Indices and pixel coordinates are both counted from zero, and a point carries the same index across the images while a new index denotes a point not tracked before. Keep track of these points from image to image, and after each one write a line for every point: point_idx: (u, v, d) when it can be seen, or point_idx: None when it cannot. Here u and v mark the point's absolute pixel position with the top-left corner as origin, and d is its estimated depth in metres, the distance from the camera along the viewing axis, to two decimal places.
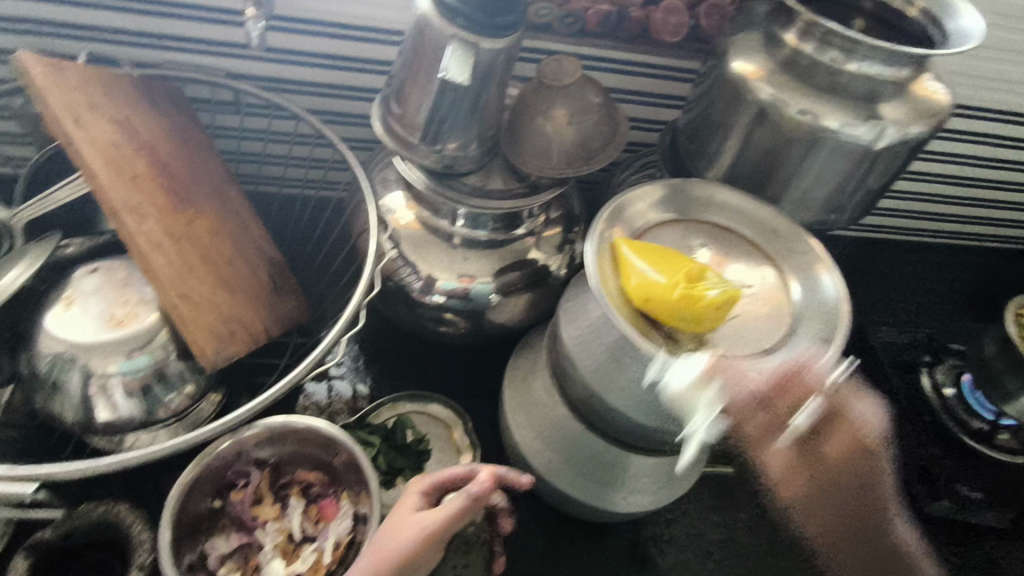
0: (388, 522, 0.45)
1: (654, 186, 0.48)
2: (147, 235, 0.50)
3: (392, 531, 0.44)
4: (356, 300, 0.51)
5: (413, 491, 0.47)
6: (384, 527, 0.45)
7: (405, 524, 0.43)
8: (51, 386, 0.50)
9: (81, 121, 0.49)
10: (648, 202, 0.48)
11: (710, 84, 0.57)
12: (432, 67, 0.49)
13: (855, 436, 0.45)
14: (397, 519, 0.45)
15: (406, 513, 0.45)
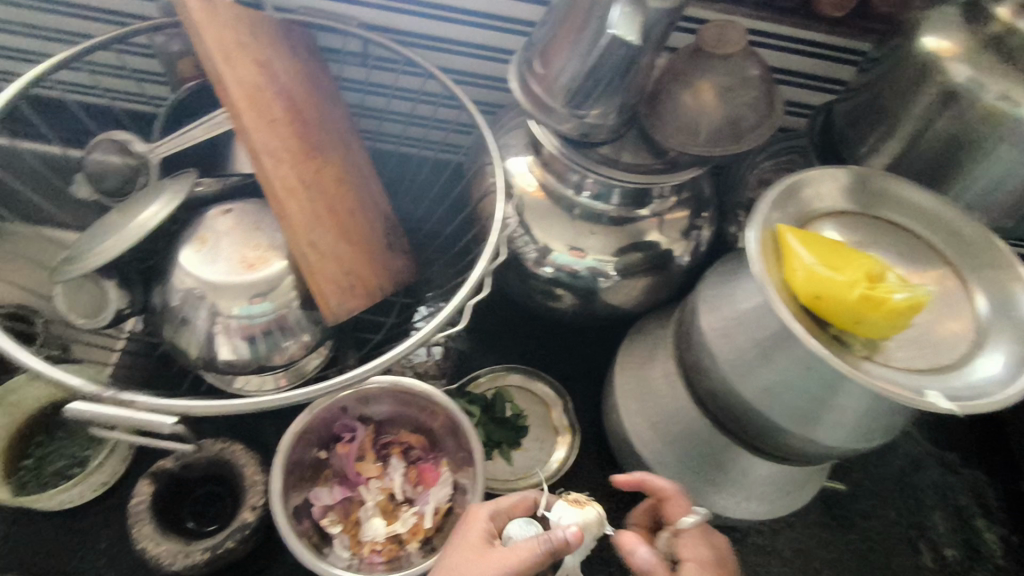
0: (450, 555, 0.42)
1: (823, 172, 0.43)
2: (283, 179, 0.50)
3: (466, 565, 0.41)
4: (482, 266, 0.49)
5: (474, 518, 0.45)
6: (448, 558, 0.42)
7: (484, 560, 0.41)
8: (179, 321, 0.51)
9: (230, 59, 0.49)
10: (815, 188, 0.43)
11: (886, 65, 0.51)
12: (592, 26, 0.47)
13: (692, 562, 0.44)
14: (467, 552, 0.42)
15: (476, 545, 0.42)
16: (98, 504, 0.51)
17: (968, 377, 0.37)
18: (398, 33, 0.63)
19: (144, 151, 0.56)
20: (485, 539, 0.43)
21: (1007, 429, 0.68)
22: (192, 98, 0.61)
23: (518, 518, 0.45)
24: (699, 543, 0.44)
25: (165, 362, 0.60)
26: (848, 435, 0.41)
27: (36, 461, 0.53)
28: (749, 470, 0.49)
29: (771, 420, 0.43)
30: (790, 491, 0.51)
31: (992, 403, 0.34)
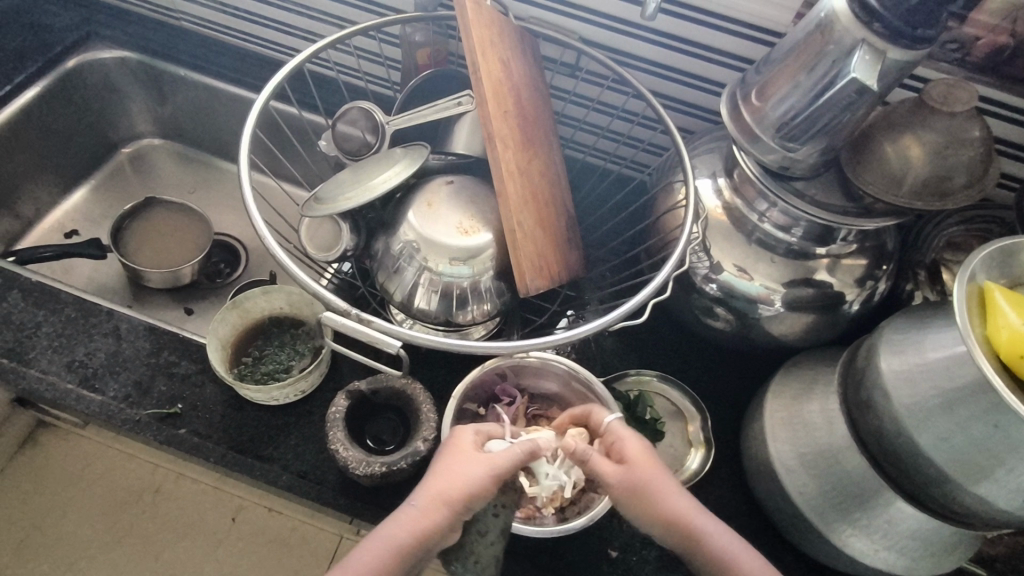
0: (441, 455, 0.47)
1: None
2: (507, 164, 0.57)
3: (456, 464, 0.46)
4: (668, 271, 0.53)
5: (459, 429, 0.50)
6: (439, 457, 0.47)
7: (467, 462, 0.46)
8: (392, 267, 0.60)
9: (484, 56, 0.57)
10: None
11: None
12: (823, 66, 0.50)
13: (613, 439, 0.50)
14: (457, 453, 0.47)
15: (463, 448, 0.47)
16: (295, 408, 0.61)
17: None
18: (616, 52, 0.69)
19: (383, 120, 0.66)
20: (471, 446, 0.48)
21: None
22: (424, 88, 0.71)
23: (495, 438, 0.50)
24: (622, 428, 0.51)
25: (354, 284, 0.68)
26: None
27: (254, 358, 0.63)
28: (897, 520, 0.49)
29: (941, 470, 0.43)
30: (934, 555, 0.50)
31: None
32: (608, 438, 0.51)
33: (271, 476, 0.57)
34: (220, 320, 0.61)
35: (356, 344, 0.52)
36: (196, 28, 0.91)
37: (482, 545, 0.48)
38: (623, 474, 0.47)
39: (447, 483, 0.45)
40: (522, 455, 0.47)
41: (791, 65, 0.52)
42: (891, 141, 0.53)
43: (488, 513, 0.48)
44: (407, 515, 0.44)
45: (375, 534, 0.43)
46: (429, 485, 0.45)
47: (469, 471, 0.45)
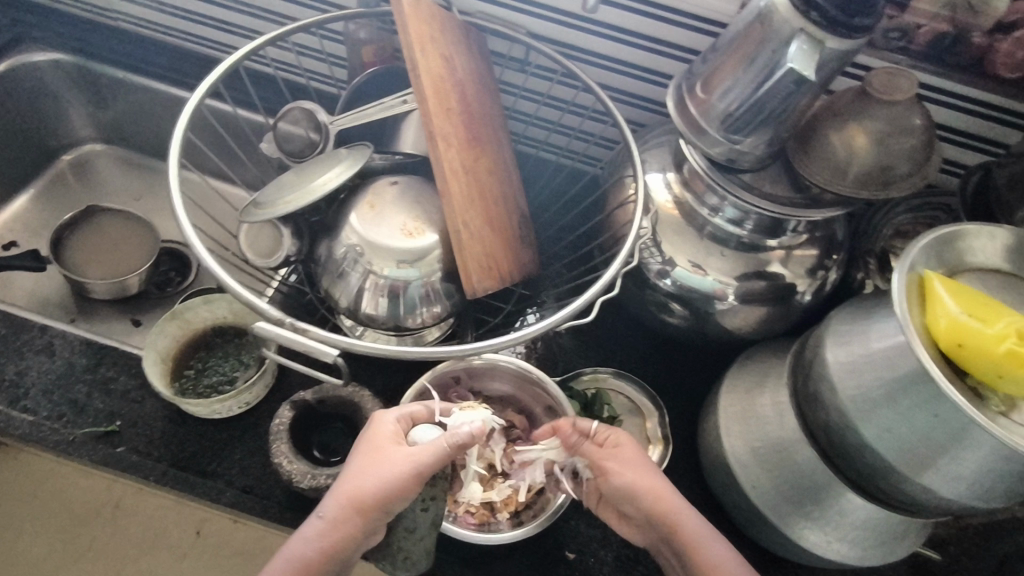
0: (359, 449, 0.46)
1: (982, 227, 0.43)
2: (450, 163, 0.56)
3: (373, 463, 0.45)
4: (616, 267, 0.52)
5: (378, 420, 0.48)
6: (356, 452, 0.46)
7: (384, 461, 0.45)
8: (335, 273, 0.58)
9: (425, 51, 0.56)
10: (974, 242, 0.43)
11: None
12: (763, 56, 0.49)
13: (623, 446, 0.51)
14: (376, 452, 0.45)
15: (381, 444, 0.46)
16: (239, 422, 0.58)
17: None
18: (563, 45, 0.68)
19: (327, 120, 0.64)
20: (388, 441, 0.46)
21: None
22: (368, 85, 0.69)
23: (421, 424, 0.49)
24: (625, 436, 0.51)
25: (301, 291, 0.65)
26: (965, 490, 0.41)
27: (197, 370, 0.61)
28: (847, 512, 0.49)
29: (885, 462, 0.43)
30: (885, 543, 0.50)
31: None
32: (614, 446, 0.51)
33: (214, 493, 0.55)
34: (157, 332, 0.58)
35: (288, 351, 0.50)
36: (135, 29, 0.87)
37: (411, 541, 0.48)
38: (637, 481, 0.49)
39: (360, 486, 0.44)
40: (444, 450, 0.45)
41: (734, 56, 0.52)
42: (836, 132, 0.53)
43: (416, 509, 0.47)
44: (323, 517, 0.44)
45: (295, 537, 0.44)
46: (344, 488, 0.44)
47: (385, 473, 0.44)
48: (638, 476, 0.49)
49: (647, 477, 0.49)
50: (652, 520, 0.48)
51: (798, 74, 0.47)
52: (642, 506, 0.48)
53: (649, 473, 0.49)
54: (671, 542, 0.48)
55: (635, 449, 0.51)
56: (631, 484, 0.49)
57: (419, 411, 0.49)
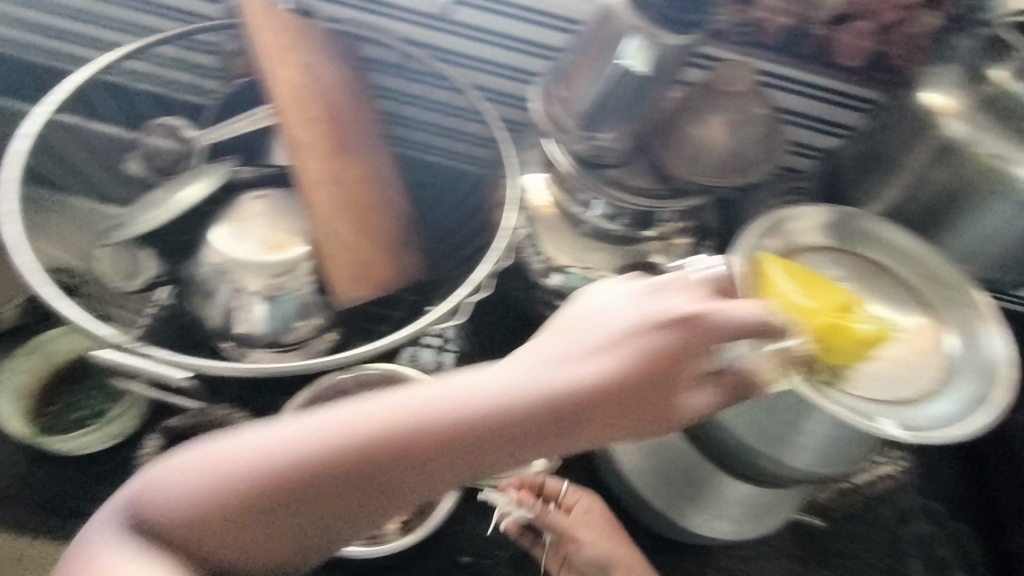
0: (662, 361, 0.33)
1: (805, 209, 0.47)
2: (314, 171, 0.55)
3: (646, 394, 0.33)
4: (483, 268, 0.53)
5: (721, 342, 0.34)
6: (659, 365, 0.33)
7: (663, 397, 0.33)
8: (205, 292, 0.56)
9: (280, 62, 0.55)
10: (799, 223, 0.46)
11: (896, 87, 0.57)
12: (607, 53, 0.51)
13: (593, 511, 0.55)
14: (663, 385, 0.33)
15: (690, 368, 0.33)
16: (101, 458, 0.55)
17: (947, 400, 0.40)
18: (436, 49, 0.67)
19: (192, 136, 0.62)
20: (695, 372, 0.34)
21: (990, 476, 0.70)
22: (243, 93, 0.65)
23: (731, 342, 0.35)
24: (591, 500, 0.55)
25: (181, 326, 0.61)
26: (812, 458, 0.45)
27: (62, 407, 0.57)
28: (722, 489, 0.54)
29: (745, 442, 0.46)
30: (756, 515, 0.56)
31: (976, 427, 0.37)
32: (576, 509, 0.55)
33: None
34: (10, 366, 0.56)
35: (149, 378, 0.51)
36: None
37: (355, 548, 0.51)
38: (604, 548, 0.53)
39: (640, 418, 0.33)
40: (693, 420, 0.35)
41: (586, 56, 0.53)
42: (689, 125, 0.55)
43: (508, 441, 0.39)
44: (514, 404, 0.32)
45: (465, 407, 0.31)
46: (596, 402, 0.32)
47: (657, 420, 0.33)
48: (605, 543, 0.53)
49: (613, 543, 0.53)
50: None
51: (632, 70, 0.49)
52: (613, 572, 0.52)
53: (614, 539, 0.54)
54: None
55: (599, 514, 0.55)
56: (601, 552, 0.53)
57: (778, 336, 0.35)
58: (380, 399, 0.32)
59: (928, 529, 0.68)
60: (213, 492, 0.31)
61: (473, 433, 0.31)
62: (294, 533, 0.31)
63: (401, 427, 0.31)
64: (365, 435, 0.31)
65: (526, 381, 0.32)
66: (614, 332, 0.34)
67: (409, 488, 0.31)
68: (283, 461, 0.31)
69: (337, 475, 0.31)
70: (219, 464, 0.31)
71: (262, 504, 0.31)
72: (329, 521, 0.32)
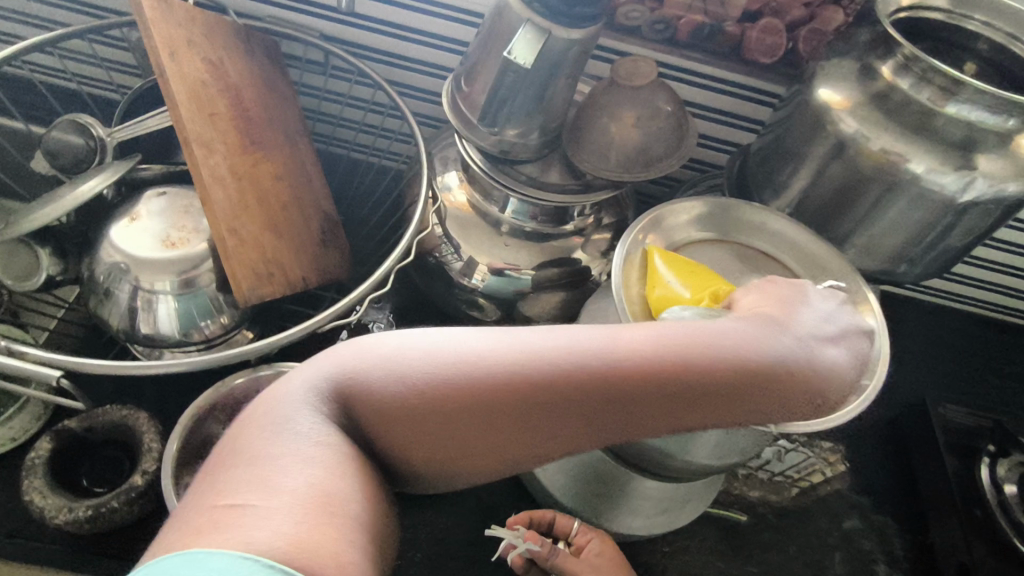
0: (855, 362, 0.38)
1: (686, 203, 0.49)
2: (212, 168, 0.53)
3: (834, 372, 0.36)
4: (387, 265, 0.52)
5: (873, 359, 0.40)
6: (853, 363, 0.38)
7: (840, 380, 0.37)
8: (103, 293, 0.54)
9: (176, 55, 0.52)
10: (686, 220, 0.49)
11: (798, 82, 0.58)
12: (502, 48, 0.50)
13: (604, 549, 0.51)
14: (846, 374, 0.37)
15: (863, 368, 0.39)
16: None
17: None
18: (354, 46, 0.67)
19: (101, 135, 0.59)
20: (860, 369, 0.39)
21: (914, 468, 0.71)
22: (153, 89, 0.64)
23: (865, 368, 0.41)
24: (601, 539, 0.52)
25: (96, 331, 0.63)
26: (710, 454, 0.45)
27: None
28: (633, 487, 0.55)
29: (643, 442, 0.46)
30: (667, 510, 0.56)
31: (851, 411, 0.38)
32: (585, 546, 0.51)
33: None
34: None
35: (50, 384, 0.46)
36: None
37: None
38: None
39: (822, 395, 0.36)
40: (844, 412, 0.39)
41: (486, 52, 0.52)
42: (595, 122, 0.55)
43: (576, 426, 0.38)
44: (744, 361, 0.33)
45: (722, 351, 0.33)
46: (808, 372, 0.35)
47: (828, 403, 0.36)
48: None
49: None
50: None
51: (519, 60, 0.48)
52: None
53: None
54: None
55: (610, 555, 0.51)
56: None
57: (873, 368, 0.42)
58: (649, 329, 0.33)
59: (855, 525, 0.68)
60: (452, 378, 0.31)
61: (715, 377, 0.33)
62: (504, 441, 0.32)
63: (664, 354, 0.32)
64: (624, 356, 0.32)
65: (748, 337, 0.34)
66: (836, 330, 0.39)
67: (624, 427, 0.32)
68: (535, 367, 0.31)
69: (585, 393, 0.31)
70: (471, 357, 0.31)
71: (508, 400, 0.31)
72: (540, 440, 0.32)
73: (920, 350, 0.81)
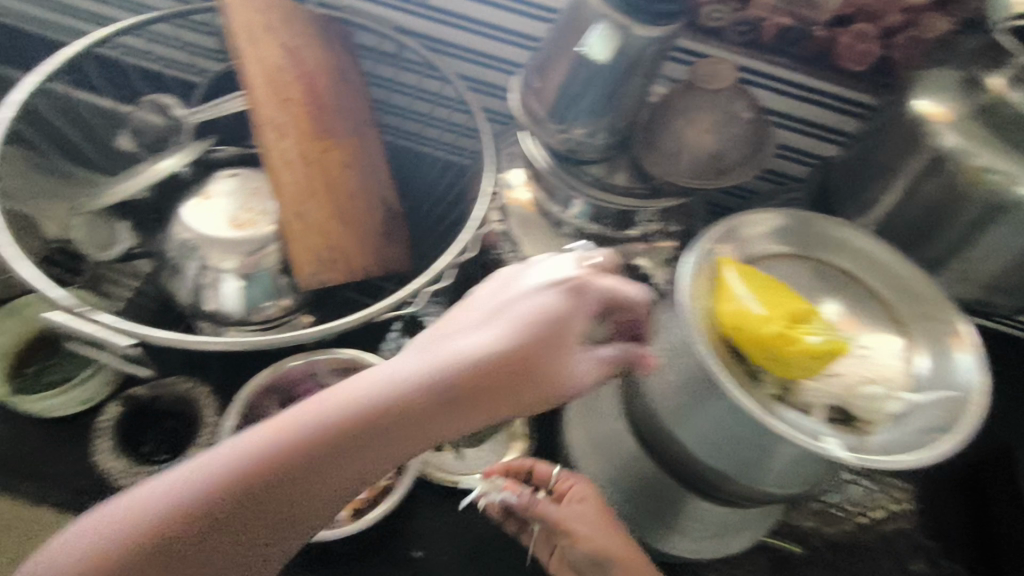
0: (523, 329, 0.36)
1: (760, 213, 0.44)
2: (282, 151, 0.55)
3: (550, 348, 0.36)
4: (445, 259, 0.52)
5: (580, 308, 0.37)
6: (515, 330, 0.36)
7: (553, 356, 0.36)
8: (174, 267, 0.57)
9: (254, 39, 0.55)
10: (757, 226, 0.44)
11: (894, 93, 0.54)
12: (575, 43, 0.49)
13: (584, 491, 0.50)
14: (562, 343, 0.36)
15: (549, 328, 0.36)
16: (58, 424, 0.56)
17: (909, 426, 0.37)
18: (428, 39, 0.67)
19: (179, 114, 0.62)
20: (576, 328, 0.37)
21: (996, 518, 0.65)
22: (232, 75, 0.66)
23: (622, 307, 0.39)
24: (583, 483, 0.51)
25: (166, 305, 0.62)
26: (774, 483, 0.42)
27: (37, 369, 0.59)
28: (688, 509, 0.51)
29: (703, 461, 0.44)
30: (719, 534, 0.53)
31: (936, 451, 0.34)
32: (564, 491, 0.50)
33: (40, 494, 0.53)
34: None
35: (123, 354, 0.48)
36: None
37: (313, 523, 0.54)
38: (596, 533, 0.47)
39: (520, 386, 0.35)
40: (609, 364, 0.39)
41: (558, 46, 0.51)
42: (667, 124, 0.53)
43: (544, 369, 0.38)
44: (406, 390, 0.34)
45: (392, 381, 0.34)
46: (502, 369, 0.35)
47: (564, 373, 0.36)
48: (598, 532, 0.47)
49: (609, 529, 0.48)
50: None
51: (596, 57, 0.48)
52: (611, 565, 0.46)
53: (610, 525, 0.48)
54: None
55: (591, 499, 0.49)
56: (598, 540, 0.47)
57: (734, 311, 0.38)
58: (312, 400, 0.34)
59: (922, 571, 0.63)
60: (127, 528, 0.31)
61: (404, 399, 0.34)
62: (226, 553, 0.32)
63: (292, 437, 0.33)
64: (282, 438, 0.33)
65: (418, 366, 0.35)
66: (498, 311, 0.37)
67: (327, 481, 0.33)
68: (214, 475, 0.32)
69: (251, 482, 0.32)
70: (152, 501, 0.31)
71: (170, 538, 0.31)
72: (262, 533, 0.32)
73: (1008, 389, 0.75)
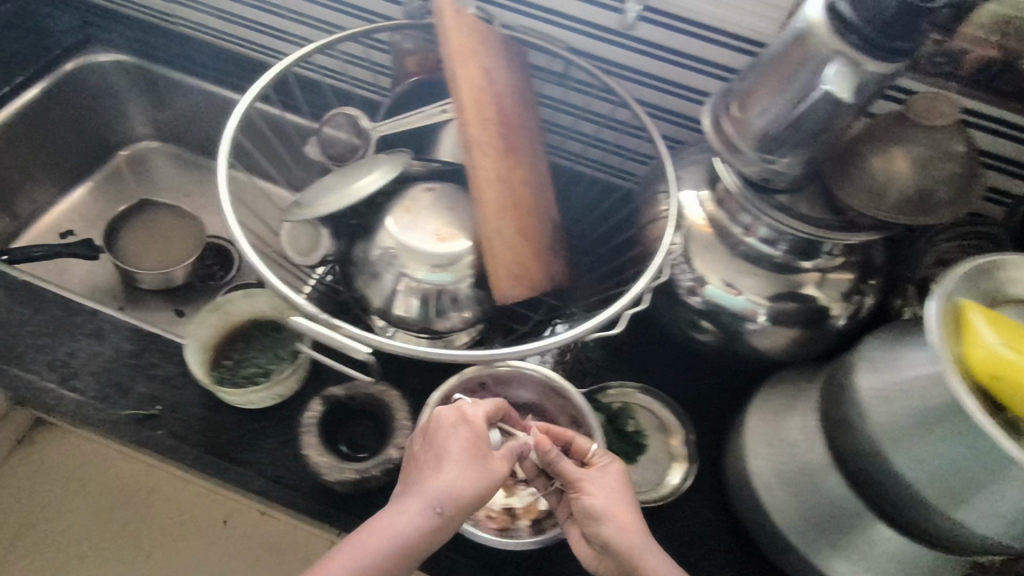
0: (462, 457, 0.47)
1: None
2: (484, 171, 0.57)
3: (478, 470, 0.47)
4: (641, 285, 0.53)
5: (475, 427, 0.49)
6: (461, 460, 0.47)
7: (480, 472, 0.47)
8: (370, 275, 0.60)
9: (465, 63, 0.57)
10: (1014, 273, 0.43)
11: None
12: (798, 76, 0.49)
13: (605, 465, 0.52)
14: (478, 458, 0.48)
15: (478, 452, 0.48)
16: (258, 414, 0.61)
17: None
18: (604, 62, 0.69)
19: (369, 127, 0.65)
20: (479, 440, 0.49)
21: None
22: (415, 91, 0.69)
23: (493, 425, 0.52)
24: (609, 459, 0.52)
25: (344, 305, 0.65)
26: (1002, 530, 0.40)
27: (235, 361, 0.64)
28: (875, 542, 0.49)
29: (914, 489, 0.43)
30: None
31: None
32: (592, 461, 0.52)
33: (246, 480, 0.57)
34: (200, 321, 0.61)
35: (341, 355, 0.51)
36: (197, 35, 0.91)
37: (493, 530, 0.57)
38: (607, 499, 0.49)
39: (477, 499, 0.47)
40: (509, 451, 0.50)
41: (769, 76, 0.52)
42: (876, 156, 0.52)
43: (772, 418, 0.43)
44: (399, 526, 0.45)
45: (379, 532, 0.45)
46: (453, 490, 0.46)
47: (488, 478, 0.48)
48: (611, 497, 0.50)
49: (615, 497, 0.50)
50: (607, 542, 0.49)
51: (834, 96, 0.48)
52: (608, 528, 0.48)
53: (618, 495, 0.50)
54: (612, 552, 0.49)
55: (610, 474, 0.51)
56: (604, 504, 0.49)
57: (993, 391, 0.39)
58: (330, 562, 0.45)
59: None
60: None
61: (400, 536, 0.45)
62: None
63: None
64: None
65: (391, 511, 0.46)
66: (435, 443, 0.49)
67: None
68: None
69: None
70: None
71: None
72: None
73: None
